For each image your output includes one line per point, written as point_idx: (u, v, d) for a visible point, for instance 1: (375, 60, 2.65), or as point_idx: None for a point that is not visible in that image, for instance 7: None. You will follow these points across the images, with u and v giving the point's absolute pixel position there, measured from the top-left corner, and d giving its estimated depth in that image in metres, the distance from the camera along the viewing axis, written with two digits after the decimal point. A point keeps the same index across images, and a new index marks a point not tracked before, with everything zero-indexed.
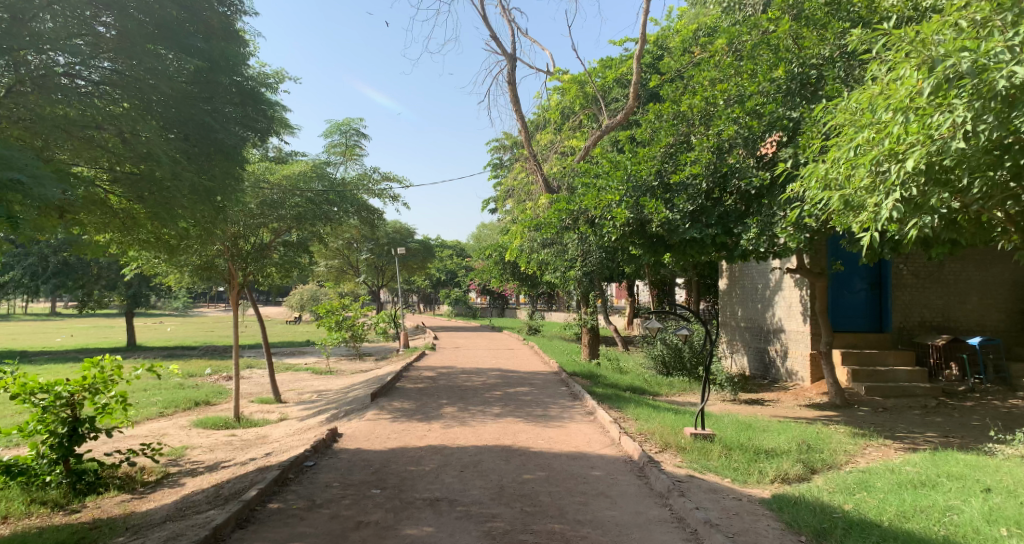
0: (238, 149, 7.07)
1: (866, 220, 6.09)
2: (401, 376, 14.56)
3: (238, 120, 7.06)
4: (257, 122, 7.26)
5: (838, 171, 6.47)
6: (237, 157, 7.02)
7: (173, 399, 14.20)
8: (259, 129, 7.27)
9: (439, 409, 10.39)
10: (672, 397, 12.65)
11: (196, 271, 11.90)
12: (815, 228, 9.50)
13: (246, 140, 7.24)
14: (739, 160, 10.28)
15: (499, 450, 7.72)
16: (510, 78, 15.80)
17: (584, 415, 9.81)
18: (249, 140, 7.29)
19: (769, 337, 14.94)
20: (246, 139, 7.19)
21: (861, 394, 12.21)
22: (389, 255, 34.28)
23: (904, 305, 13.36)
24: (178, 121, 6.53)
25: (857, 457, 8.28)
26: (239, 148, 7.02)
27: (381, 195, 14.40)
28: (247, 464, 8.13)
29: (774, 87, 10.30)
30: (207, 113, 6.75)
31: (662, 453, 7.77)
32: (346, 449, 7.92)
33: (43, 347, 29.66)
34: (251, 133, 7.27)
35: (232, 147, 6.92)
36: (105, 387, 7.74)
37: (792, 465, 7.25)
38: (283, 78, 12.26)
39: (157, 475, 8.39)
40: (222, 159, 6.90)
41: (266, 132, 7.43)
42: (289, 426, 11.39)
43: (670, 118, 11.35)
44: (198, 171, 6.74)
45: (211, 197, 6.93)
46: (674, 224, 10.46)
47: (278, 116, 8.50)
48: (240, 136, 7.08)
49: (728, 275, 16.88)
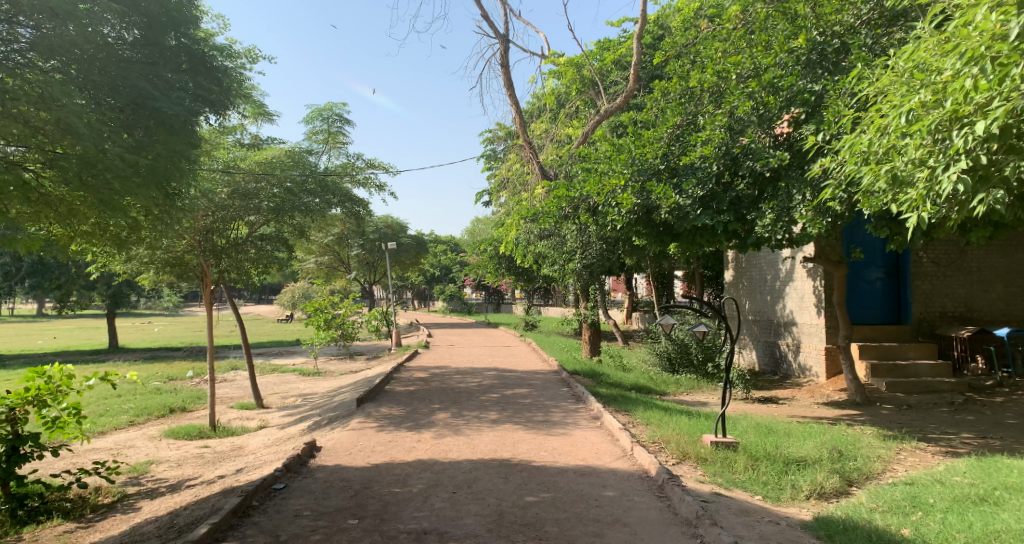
0: (191, 125, 6.25)
1: (918, 197, 5.29)
2: (390, 378, 13.66)
3: (189, 91, 6.23)
4: (210, 94, 6.42)
5: (881, 142, 5.67)
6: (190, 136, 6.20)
7: (146, 406, 13.30)
8: (213, 102, 6.44)
9: (430, 416, 9.50)
10: (681, 397, 11.83)
11: (165, 267, 11.01)
12: (839, 212, 8.65)
13: (200, 115, 6.42)
14: (756, 141, 9.49)
15: (497, 465, 6.82)
16: (503, 60, 14.96)
17: (589, 421, 8.92)
18: (201, 113, 6.46)
19: (780, 331, 14.11)
20: (201, 114, 6.36)
21: (882, 390, 11.31)
22: (381, 251, 33.24)
23: (925, 295, 12.49)
24: (117, 90, 5.74)
25: (895, 464, 7.40)
26: (192, 124, 6.19)
27: (365, 185, 13.46)
28: (212, 485, 7.26)
29: (793, 59, 9.42)
30: (147, 79, 5.94)
31: (680, 466, 6.89)
32: (323, 466, 7.02)
33: (24, 350, 28.86)
34: (206, 108, 6.44)
35: (185, 123, 6.08)
36: (55, 399, 6.95)
37: (827, 477, 6.39)
38: (257, 58, 11.36)
39: (113, 497, 7.53)
40: (171, 136, 6.04)
41: (222, 106, 6.61)
42: (268, 436, 10.51)
43: (678, 96, 10.70)
44: (137, 146, 5.86)
45: (156, 179, 6.01)
46: (683, 211, 9.62)
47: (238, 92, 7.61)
48: (194, 111, 6.25)
49: (735, 265, 16.04)
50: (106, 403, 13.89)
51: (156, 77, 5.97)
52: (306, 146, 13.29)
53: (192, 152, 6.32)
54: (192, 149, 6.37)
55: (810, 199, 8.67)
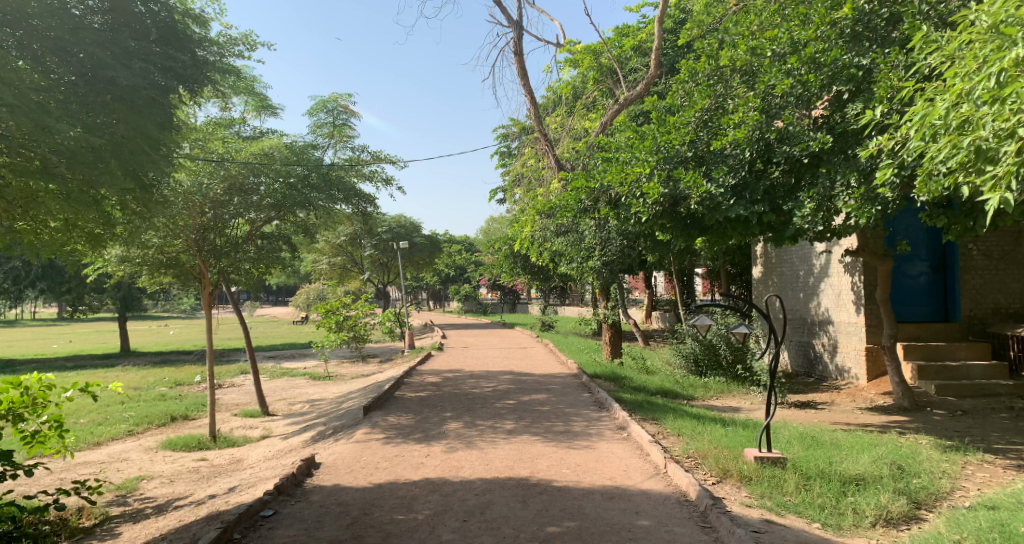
0: (161, 103, 5.83)
1: (1005, 173, 4.56)
2: (401, 383, 12.94)
3: (158, 62, 5.83)
4: (183, 68, 6.03)
5: (955, 113, 4.99)
6: (161, 114, 5.77)
7: (148, 414, 12.72)
8: (186, 77, 6.05)
9: (442, 426, 8.76)
10: (711, 403, 11.00)
11: (158, 268, 10.36)
12: (891, 200, 7.73)
13: (173, 91, 6.02)
14: (794, 123, 8.69)
15: (514, 486, 6.05)
16: (516, 49, 14.29)
17: (615, 431, 8.14)
18: (174, 91, 6.00)
19: (815, 330, 13.22)
20: (172, 89, 5.94)
21: (932, 394, 10.42)
22: (393, 251, 32.42)
23: (975, 290, 11.53)
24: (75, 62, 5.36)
25: (962, 480, 6.55)
26: (161, 101, 5.75)
27: (372, 179, 12.77)
28: (199, 507, 6.56)
29: (836, 32, 8.58)
30: (102, 47, 5.46)
31: (721, 486, 6.10)
32: (321, 487, 6.30)
33: (35, 354, 28.62)
34: (178, 83, 6.03)
35: (152, 99, 5.64)
36: (34, 411, 6.34)
37: (893, 498, 5.58)
38: (256, 45, 10.73)
39: (94, 520, 6.81)
40: (138, 112, 5.60)
41: (196, 81, 6.23)
42: (270, 447, 9.85)
43: (706, 78, 9.91)
44: (92, 127, 5.38)
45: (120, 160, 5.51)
46: (715, 201, 8.81)
47: (215, 69, 6.91)
48: (162, 88, 5.82)
49: (764, 260, 15.17)
50: (107, 411, 13.32)
51: (114, 46, 5.52)
52: (310, 140, 12.61)
53: (165, 133, 5.89)
54: (164, 130, 5.94)
55: (855, 185, 7.83)
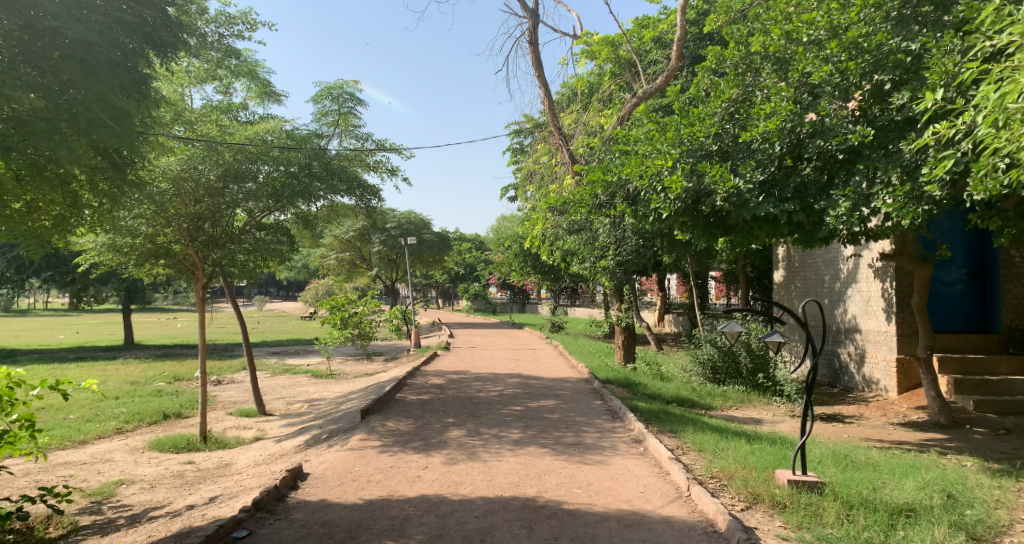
0: (125, 64, 5.58)
1: None
2: (403, 384, 12.32)
3: (122, 17, 5.56)
4: (152, 29, 5.76)
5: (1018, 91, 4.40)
6: (125, 78, 5.47)
7: (140, 411, 12.17)
8: (155, 39, 5.78)
9: (443, 434, 8.14)
10: (730, 413, 10.32)
11: (148, 259, 9.80)
12: (939, 199, 7.00)
13: (140, 53, 5.75)
14: (831, 114, 7.98)
15: (519, 508, 5.42)
16: (531, 37, 13.68)
17: (630, 445, 7.48)
18: (140, 52, 5.73)
19: (841, 339, 12.49)
20: (139, 52, 5.70)
21: (970, 410, 9.66)
22: (401, 247, 31.85)
23: (1017, 299, 10.78)
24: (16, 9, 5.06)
25: (1018, 510, 5.86)
26: (123, 62, 5.46)
27: (377, 170, 12.17)
28: (173, 521, 5.96)
29: (880, 15, 7.96)
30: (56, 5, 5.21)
31: (751, 514, 5.44)
32: (305, 503, 5.72)
33: (39, 345, 28.24)
34: (147, 46, 5.80)
35: (113, 58, 5.37)
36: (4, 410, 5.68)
37: (950, 534, 4.89)
38: (255, 25, 10.17)
39: (61, 530, 6.19)
40: (96, 75, 5.29)
41: (170, 45, 5.96)
42: (261, 450, 9.28)
43: (735, 66, 9.30)
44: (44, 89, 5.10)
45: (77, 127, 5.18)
46: (742, 197, 8.09)
47: (191, 33, 6.48)
48: (127, 49, 5.59)
49: (786, 264, 14.46)
50: (98, 407, 12.78)
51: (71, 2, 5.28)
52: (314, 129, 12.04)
53: (131, 100, 5.61)
54: (133, 97, 5.67)
55: (896, 183, 7.10)
